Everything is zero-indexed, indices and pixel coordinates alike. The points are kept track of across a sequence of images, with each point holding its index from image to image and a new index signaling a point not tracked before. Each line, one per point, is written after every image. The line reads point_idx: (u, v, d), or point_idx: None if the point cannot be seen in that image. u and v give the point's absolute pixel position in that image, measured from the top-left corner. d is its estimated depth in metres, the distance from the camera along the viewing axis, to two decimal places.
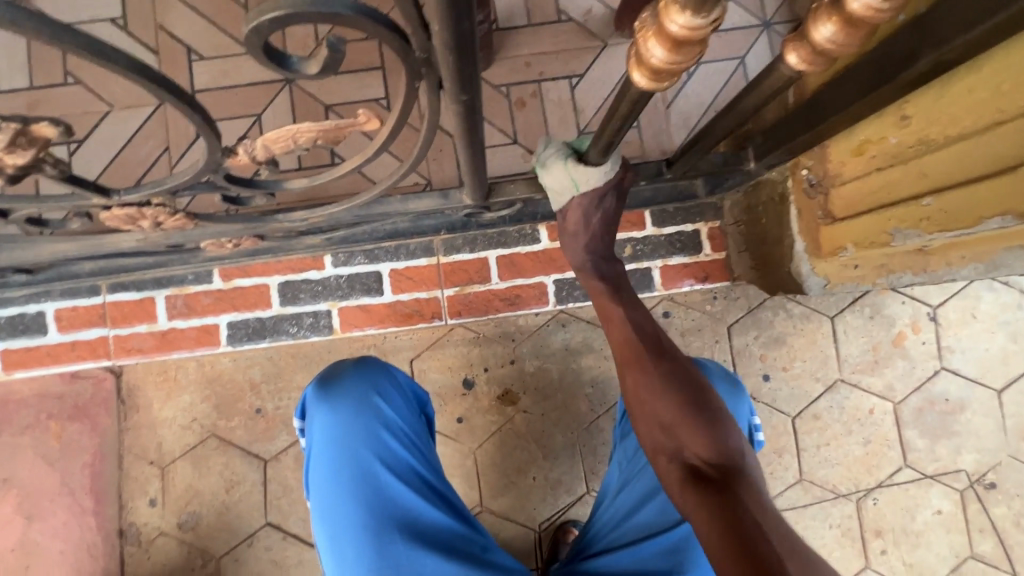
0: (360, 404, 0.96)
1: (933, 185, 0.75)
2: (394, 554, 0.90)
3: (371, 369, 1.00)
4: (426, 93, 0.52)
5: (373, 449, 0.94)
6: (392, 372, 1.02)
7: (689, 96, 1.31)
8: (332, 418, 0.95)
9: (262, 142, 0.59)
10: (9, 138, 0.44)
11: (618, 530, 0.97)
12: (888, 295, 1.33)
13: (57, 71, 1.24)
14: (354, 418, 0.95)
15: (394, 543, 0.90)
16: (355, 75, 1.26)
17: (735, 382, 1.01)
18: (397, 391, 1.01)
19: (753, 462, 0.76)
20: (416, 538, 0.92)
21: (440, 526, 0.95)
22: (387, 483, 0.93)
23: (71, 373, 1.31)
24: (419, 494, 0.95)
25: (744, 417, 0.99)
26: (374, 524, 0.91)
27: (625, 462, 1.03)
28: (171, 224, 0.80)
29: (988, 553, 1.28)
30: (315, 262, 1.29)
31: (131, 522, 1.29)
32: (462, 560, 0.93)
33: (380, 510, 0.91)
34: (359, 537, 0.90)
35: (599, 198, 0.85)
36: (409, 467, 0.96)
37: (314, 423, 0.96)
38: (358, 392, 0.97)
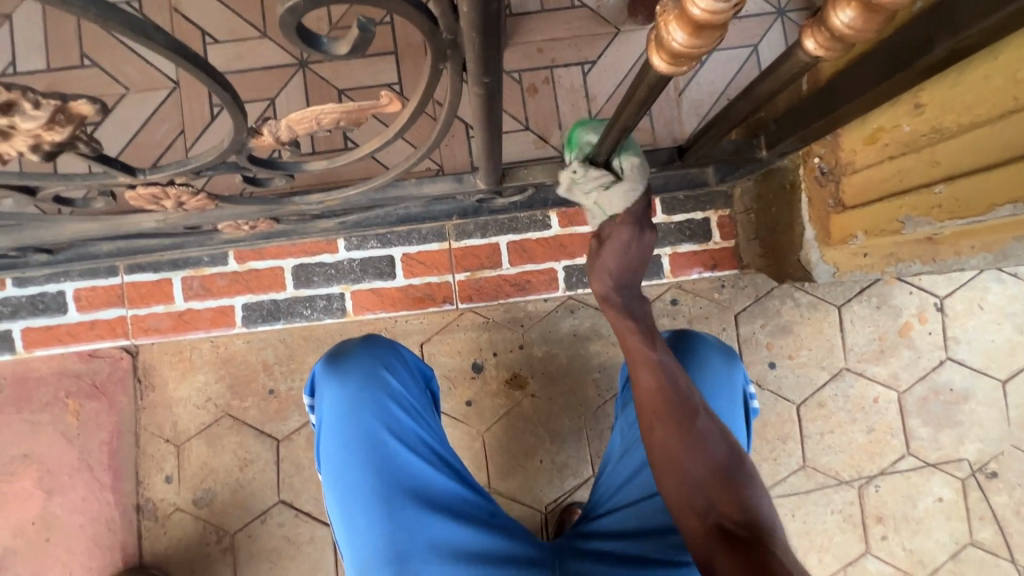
0: (368, 376, 0.99)
1: (945, 172, 0.76)
2: (404, 518, 0.92)
3: (377, 345, 1.04)
4: (449, 75, 0.53)
5: (382, 419, 0.97)
6: (398, 348, 1.06)
7: (702, 84, 1.31)
8: (341, 391, 0.98)
9: (286, 123, 0.61)
10: (49, 114, 0.46)
11: (620, 491, 0.99)
12: (896, 285, 1.34)
13: (74, 53, 1.26)
14: (363, 390, 0.98)
15: (404, 508, 0.92)
16: (369, 60, 1.26)
17: (730, 352, 1.03)
18: (405, 367, 1.05)
19: (775, 522, 0.78)
20: (425, 503, 0.94)
21: (448, 492, 0.97)
22: (396, 451, 0.96)
23: (89, 352, 1.33)
24: (427, 462, 0.98)
25: (739, 385, 1.01)
26: (384, 489, 0.93)
27: (627, 428, 1.05)
28: (193, 204, 0.82)
29: (988, 540, 1.30)
30: (328, 245, 1.30)
31: (147, 497, 1.32)
32: (471, 523, 0.95)
33: (389, 476, 0.94)
34: (369, 504, 0.92)
35: (639, 231, 0.86)
36: (416, 436, 0.99)
37: (325, 398, 0.99)
38: (366, 365, 1.01)
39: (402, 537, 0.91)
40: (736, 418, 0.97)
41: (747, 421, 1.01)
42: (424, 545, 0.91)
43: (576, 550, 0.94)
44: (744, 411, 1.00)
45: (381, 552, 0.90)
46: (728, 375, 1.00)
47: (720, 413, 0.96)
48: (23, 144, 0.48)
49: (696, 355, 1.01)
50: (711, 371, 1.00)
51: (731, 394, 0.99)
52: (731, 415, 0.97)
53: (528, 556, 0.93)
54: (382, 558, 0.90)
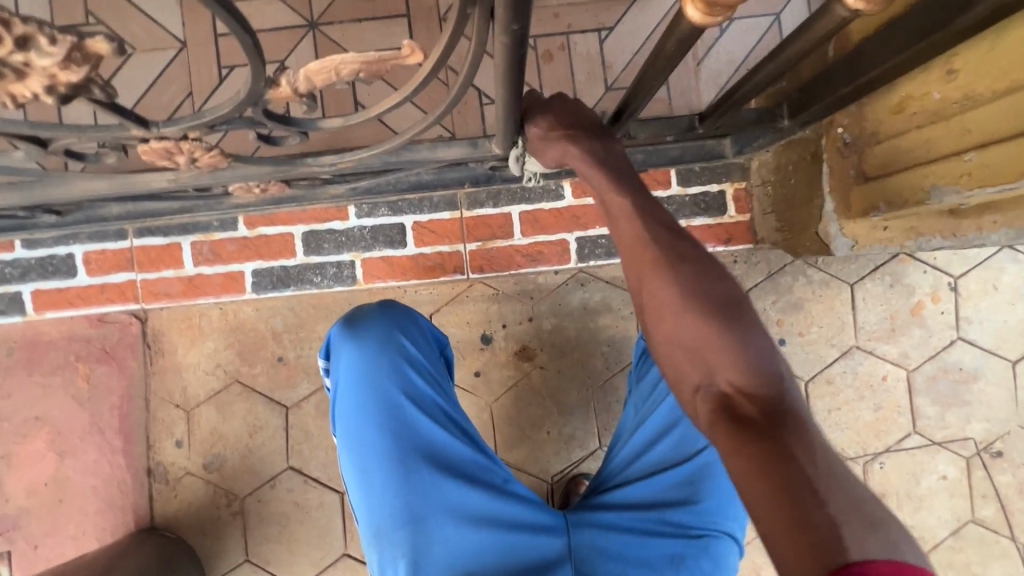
0: (384, 339, 0.99)
1: (977, 140, 0.74)
2: (420, 481, 0.93)
3: (395, 312, 1.04)
4: (477, 22, 0.51)
5: (399, 383, 0.97)
6: (413, 314, 1.06)
7: (721, 54, 1.27)
8: (358, 355, 0.97)
9: (305, 73, 0.59)
10: (65, 51, 0.44)
11: (635, 462, 1.01)
12: (910, 263, 1.33)
13: (78, 10, 1.22)
14: (381, 356, 0.97)
15: (421, 472, 0.94)
16: (380, 23, 1.24)
17: None
18: (418, 330, 1.05)
19: (794, 384, 0.59)
20: (439, 467, 0.95)
21: (460, 455, 0.98)
22: (413, 416, 0.96)
23: (98, 317, 1.33)
24: (439, 423, 0.98)
25: None
26: (401, 453, 0.94)
27: (639, 404, 1.05)
28: (206, 161, 0.80)
29: (989, 518, 1.31)
30: (339, 212, 1.29)
31: (158, 461, 1.34)
32: (486, 488, 0.97)
33: (403, 440, 0.95)
34: (385, 467, 0.93)
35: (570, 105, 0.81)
36: (431, 400, 0.99)
37: (341, 361, 0.98)
38: (383, 329, 1.00)
39: (417, 499, 0.92)
40: None
41: None
42: (441, 509, 0.93)
43: (589, 519, 0.97)
44: None
45: (397, 515, 0.91)
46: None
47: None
48: (39, 85, 0.47)
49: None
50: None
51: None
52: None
53: (542, 522, 0.96)
54: (399, 520, 0.91)
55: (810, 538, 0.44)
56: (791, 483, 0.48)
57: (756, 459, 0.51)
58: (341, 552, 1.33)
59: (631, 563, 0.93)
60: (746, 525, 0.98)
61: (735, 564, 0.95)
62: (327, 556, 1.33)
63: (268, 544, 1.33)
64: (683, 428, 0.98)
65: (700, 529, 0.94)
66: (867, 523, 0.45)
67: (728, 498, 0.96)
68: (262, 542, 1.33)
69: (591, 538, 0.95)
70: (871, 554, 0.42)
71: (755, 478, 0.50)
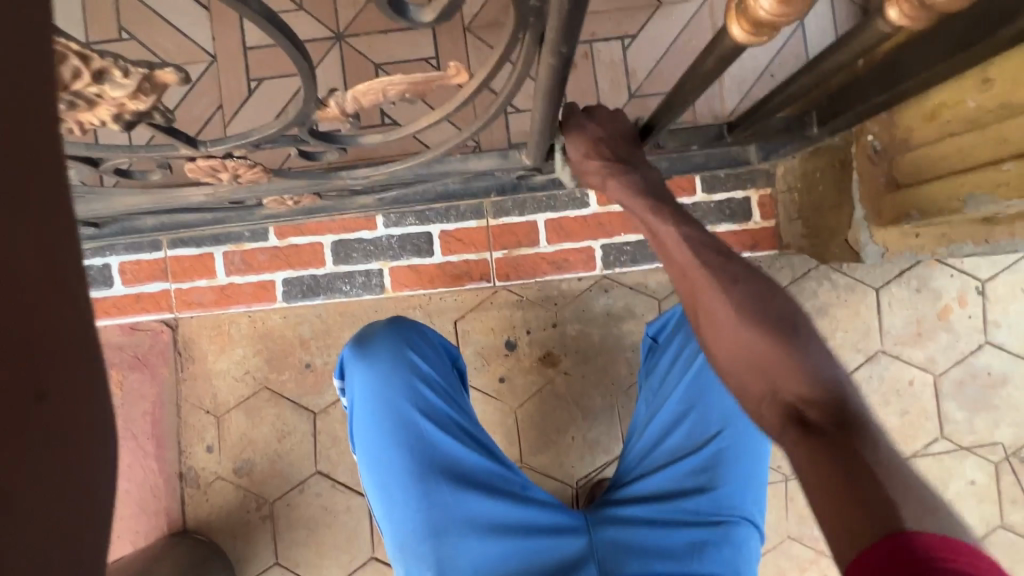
0: (395, 357, 0.99)
1: (1015, 149, 0.73)
2: (439, 494, 0.95)
3: (402, 326, 1.04)
4: (526, 44, 0.52)
5: (412, 400, 0.98)
6: (421, 326, 1.06)
7: (744, 60, 1.27)
8: (369, 375, 0.98)
9: (352, 95, 0.60)
10: (137, 83, 0.46)
11: (648, 456, 1.02)
12: (936, 268, 1.32)
13: (112, 26, 1.25)
14: (392, 375, 0.98)
15: (440, 486, 0.95)
16: (406, 34, 1.26)
17: None
18: (428, 344, 1.04)
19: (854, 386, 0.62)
20: (458, 480, 0.96)
21: (478, 467, 0.99)
22: (428, 431, 0.97)
23: (131, 325, 1.36)
24: (455, 437, 0.99)
25: None
26: (418, 469, 0.95)
27: (650, 397, 1.06)
28: (248, 177, 0.82)
29: (1018, 524, 1.30)
30: (366, 221, 1.31)
31: (190, 466, 1.36)
32: (505, 497, 0.98)
33: (421, 456, 0.96)
34: (405, 483, 0.95)
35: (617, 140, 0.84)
36: (445, 415, 1.00)
37: (354, 381, 0.99)
38: (392, 347, 1.00)
39: (438, 513, 0.94)
40: None
41: None
42: (462, 519, 0.94)
43: (608, 517, 0.98)
44: None
45: (419, 528, 0.93)
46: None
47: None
48: (107, 113, 0.49)
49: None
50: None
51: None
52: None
53: (564, 525, 0.97)
54: (422, 533, 0.93)
55: (867, 517, 0.46)
56: (854, 473, 0.50)
57: (814, 456, 0.54)
58: (369, 555, 1.35)
59: (654, 555, 0.94)
60: (765, 510, 0.98)
61: (756, 548, 0.96)
62: (355, 559, 1.35)
63: (297, 547, 1.35)
64: (692, 420, 0.99)
65: (719, 516, 0.95)
66: (930, 510, 0.46)
67: (747, 482, 0.96)
68: (291, 546, 1.35)
69: (611, 534, 0.96)
70: (925, 526, 0.44)
71: (819, 474, 0.52)
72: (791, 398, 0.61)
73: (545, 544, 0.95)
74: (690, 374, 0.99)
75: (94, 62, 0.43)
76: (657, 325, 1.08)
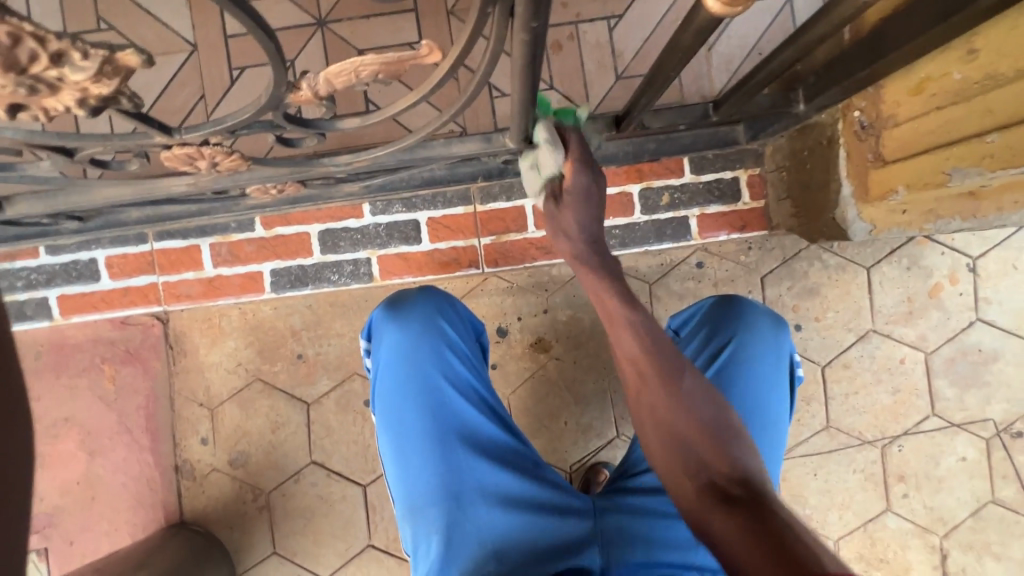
0: (426, 324, 0.99)
1: (998, 121, 0.73)
2: (455, 461, 0.94)
3: (434, 295, 1.03)
4: (496, 19, 0.51)
5: (438, 365, 0.98)
6: (452, 298, 1.05)
7: (732, 38, 1.26)
8: (399, 336, 0.98)
9: (324, 76, 0.60)
10: (97, 65, 0.45)
11: None
12: (927, 246, 1.32)
13: (89, 16, 1.23)
14: (421, 338, 0.98)
15: (457, 452, 0.94)
16: (388, 19, 1.24)
17: (778, 319, 1.04)
18: (458, 316, 1.04)
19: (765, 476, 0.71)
20: (475, 448, 0.95)
21: (496, 440, 0.98)
22: (451, 399, 0.97)
23: (122, 320, 1.36)
24: (478, 408, 0.99)
25: (784, 352, 1.01)
26: (438, 433, 0.95)
27: None
28: (227, 165, 0.81)
29: (1009, 498, 1.31)
30: (353, 210, 1.30)
31: (185, 458, 1.37)
32: (520, 472, 0.96)
33: (443, 420, 0.96)
34: (424, 445, 0.94)
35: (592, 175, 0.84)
36: (469, 385, 0.99)
37: (382, 342, 0.99)
38: (423, 313, 1.00)
39: (453, 478, 0.93)
40: (781, 383, 0.99)
41: (791, 388, 1.02)
42: (475, 487, 0.93)
43: (616, 503, 0.95)
44: (788, 378, 1.01)
45: (432, 491, 0.92)
46: (777, 341, 1.02)
47: (764, 378, 0.98)
48: (71, 98, 0.48)
49: (744, 319, 1.02)
50: (757, 334, 1.01)
51: (776, 360, 1.00)
52: (776, 379, 0.99)
53: (575, 504, 0.95)
54: (433, 496, 0.92)
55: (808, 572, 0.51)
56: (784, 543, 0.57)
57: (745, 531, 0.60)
58: (366, 543, 1.36)
59: (656, 545, 0.90)
60: None
61: None
62: (352, 547, 1.36)
63: (295, 536, 1.36)
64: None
65: None
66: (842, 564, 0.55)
67: None
68: (288, 536, 1.36)
69: (618, 521, 0.92)
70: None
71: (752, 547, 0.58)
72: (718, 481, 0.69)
73: (554, 521, 0.93)
74: (712, 367, 0.99)
75: (51, 44, 0.43)
76: (681, 318, 1.08)
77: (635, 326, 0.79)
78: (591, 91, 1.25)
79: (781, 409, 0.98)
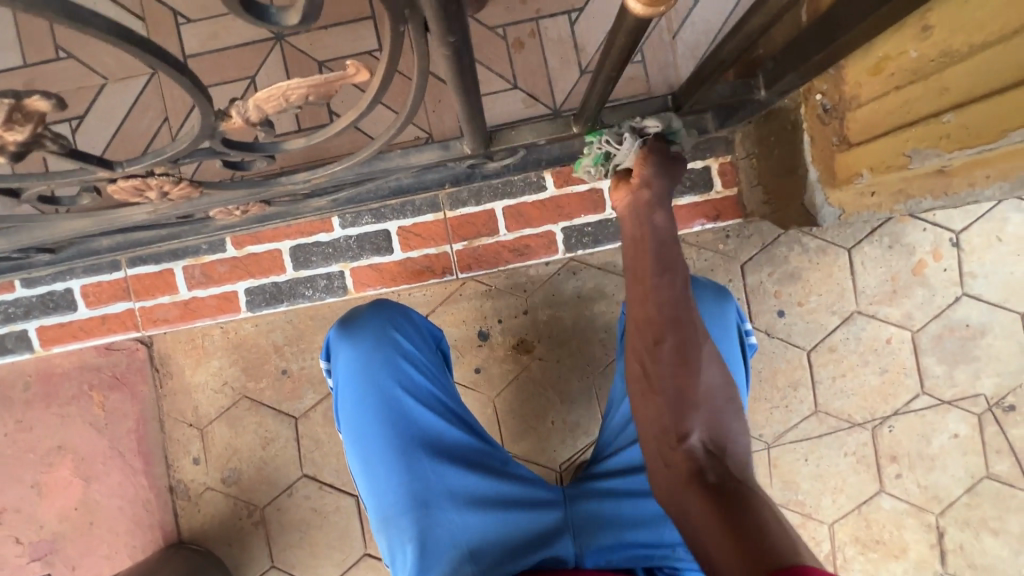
0: (379, 337, 0.99)
1: (955, 99, 0.72)
2: (421, 469, 0.94)
3: (386, 308, 1.03)
4: (414, 36, 0.51)
5: (396, 377, 0.98)
6: (406, 309, 1.05)
7: (697, 23, 1.23)
8: (353, 353, 0.98)
9: (254, 103, 0.59)
10: (5, 113, 0.45)
11: (625, 429, 1.00)
12: (909, 222, 1.30)
13: (47, 45, 1.23)
14: (375, 352, 0.98)
15: (422, 460, 0.95)
16: (346, 28, 1.23)
17: (722, 290, 1.03)
18: (413, 326, 1.04)
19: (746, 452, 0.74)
20: (439, 454, 0.96)
21: (461, 444, 0.99)
22: (412, 409, 0.97)
23: (105, 346, 1.37)
24: (439, 415, 0.99)
25: (734, 323, 1.01)
26: (401, 443, 0.95)
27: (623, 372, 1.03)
28: (177, 193, 0.81)
29: (1004, 473, 1.30)
30: (323, 224, 1.30)
31: (178, 479, 1.38)
32: (485, 472, 0.97)
33: (405, 431, 0.96)
34: (390, 457, 0.94)
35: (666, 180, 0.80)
36: (430, 394, 1.00)
37: (338, 360, 0.99)
38: (376, 326, 1.00)
39: (420, 486, 0.93)
40: (732, 353, 0.98)
41: (745, 358, 1.02)
42: (442, 493, 0.94)
43: (585, 490, 0.98)
44: (740, 348, 1.01)
45: (401, 501, 0.93)
46: (728, 315, 1.00)
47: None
48: None
49: (689, 295, 1.00)
50: (703, 310, 1.00)
51: (724, 333, 0.99)
52: (728, 353, 0.98)
53: (543, 498, 0.97)
54: (403, 506, 0.92)
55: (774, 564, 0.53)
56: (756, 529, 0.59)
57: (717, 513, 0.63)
58: (362, 551, 1.37)
59: (626, 526, 0.93)
60: None
61: None
62: (349, 557, 1.37)
63: (292, 549, 1.37)
64: None
65: None
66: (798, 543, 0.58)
67: None
68: (285, 549, 1.37)
69: (588, 508, 0.95)
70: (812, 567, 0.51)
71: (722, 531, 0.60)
72: (702, 453, 0.72)
73: (524, 516, 0.94)
74: None
75: None
76: None
77: (664, 284, 0.78)
78: (556, 87, 1.23)
79: (736, 378, 0.98)
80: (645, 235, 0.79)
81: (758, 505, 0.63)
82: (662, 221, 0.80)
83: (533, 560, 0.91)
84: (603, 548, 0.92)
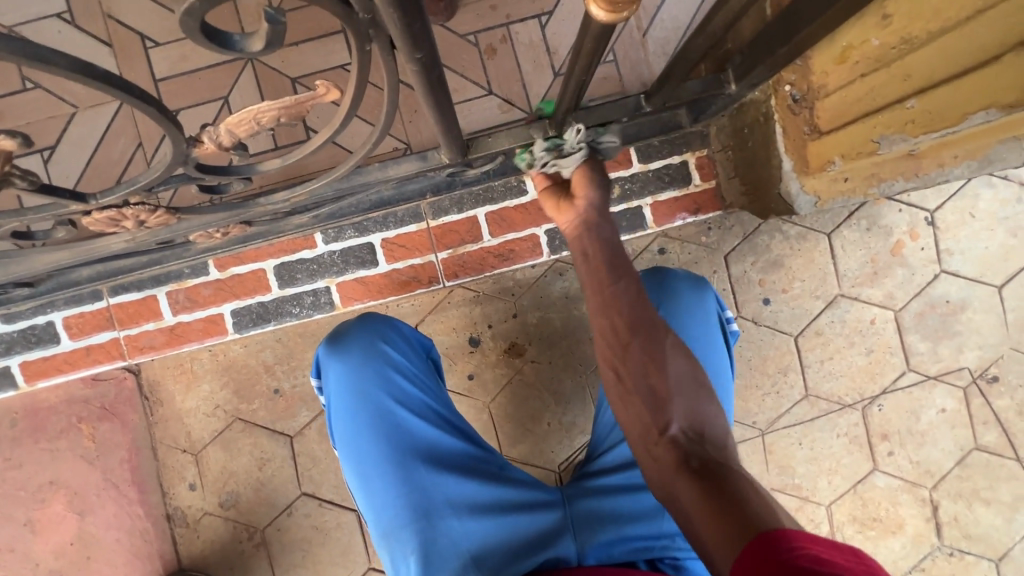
0: (368, 351, 0.99)
1: (917, 85, 0.75)
2: (420, 480, 0.94)
3: (373, 322, 1.03)
4: (382, 54, 0.51)
5: (386, 389, 0.97)
6: (392, 320, 1.05)
7: (666, 21, 1.25)
8: (343, 368, 0.98)
9: (225, 127, 0.58)
10: None
11: (618, 423, 1.01)
12: (884, 204, 1.32)
13: (13, 78, 1.21)
14: (364, 366, 0.97)
15: (420, 471, 0.94)
16: (318, 43, 1.23)
17: (700, 279, 1.04)
18: (401, 336, 1.04)
19: (728, 439, 0.76)
20: (437, 463, 0.96)
21: (458, 452, 0.99)
22: (405, 420, 0.97)
23: (92, 377, 1.35)
24: (434, 424, 0.99)
25: (714, 311, 1.02)
26: (397, 456, 0.94)
27: None
28: (154, 221, 0.80)
29: (992, 443, 1.33)
30: (306, 241, 1.29)
31: (175, 506, 1.36)
32: (484, 476, 0.98)
33: (400, 443, 0.95)
34: (387, 471, 0.94)
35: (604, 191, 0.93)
36: (423, 403, 1.00)
37: (330, 377, 0.98)
38: (365, 342, 1.00)
39: (420, 497, 0.93)
40: (716, 341, 0.99)
41: (728, 342, 1.03)
42: (444, 502, 0.94)
43: (585, 488, 0.99)
44: (723, 335, 1.02)
45: (403, 514, 0.92)
46: (706, 303, 1.01)
47: (697, 342, 0.98)
48: None
49: (669, 288, 1.02)
50: (684, 302, 1.01)
51: (706, 321, 1.00)
52: (707, 341, 0.99)
53: (544, 499, 0.98)
54: (405, 519, 0.92)
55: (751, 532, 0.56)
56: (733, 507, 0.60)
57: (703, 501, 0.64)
58: (366, 566, 1.36)
59: (625, 521, 0.94)
60: None
61: None
62: (354, 572, 1.36)
63: (295, 569, 1.36)
64: None
65: None
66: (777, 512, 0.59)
67: None
68: (288, 569, 1.36)
69: (587, 505, 0.96)
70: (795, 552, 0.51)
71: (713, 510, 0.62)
72: (683, 442, 0.73)
73: (525, 518, 0.95)
74: None
75: None
76: None
77: (622, 288, 0.86)
78: (531, 91, 1.23)
79: (721, 365, 0.99)
80: (598, 246, 0.90)
81: (741, 481, 0.65)
82: (606, 234, 0.91)
83: (534, 563, 0.93)
84: (604, 543, 0.93)
